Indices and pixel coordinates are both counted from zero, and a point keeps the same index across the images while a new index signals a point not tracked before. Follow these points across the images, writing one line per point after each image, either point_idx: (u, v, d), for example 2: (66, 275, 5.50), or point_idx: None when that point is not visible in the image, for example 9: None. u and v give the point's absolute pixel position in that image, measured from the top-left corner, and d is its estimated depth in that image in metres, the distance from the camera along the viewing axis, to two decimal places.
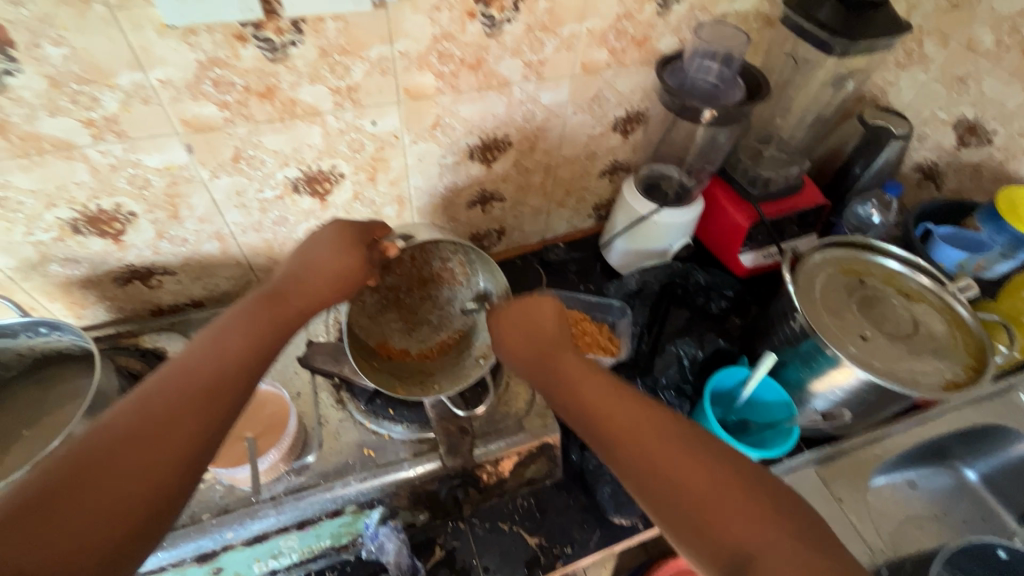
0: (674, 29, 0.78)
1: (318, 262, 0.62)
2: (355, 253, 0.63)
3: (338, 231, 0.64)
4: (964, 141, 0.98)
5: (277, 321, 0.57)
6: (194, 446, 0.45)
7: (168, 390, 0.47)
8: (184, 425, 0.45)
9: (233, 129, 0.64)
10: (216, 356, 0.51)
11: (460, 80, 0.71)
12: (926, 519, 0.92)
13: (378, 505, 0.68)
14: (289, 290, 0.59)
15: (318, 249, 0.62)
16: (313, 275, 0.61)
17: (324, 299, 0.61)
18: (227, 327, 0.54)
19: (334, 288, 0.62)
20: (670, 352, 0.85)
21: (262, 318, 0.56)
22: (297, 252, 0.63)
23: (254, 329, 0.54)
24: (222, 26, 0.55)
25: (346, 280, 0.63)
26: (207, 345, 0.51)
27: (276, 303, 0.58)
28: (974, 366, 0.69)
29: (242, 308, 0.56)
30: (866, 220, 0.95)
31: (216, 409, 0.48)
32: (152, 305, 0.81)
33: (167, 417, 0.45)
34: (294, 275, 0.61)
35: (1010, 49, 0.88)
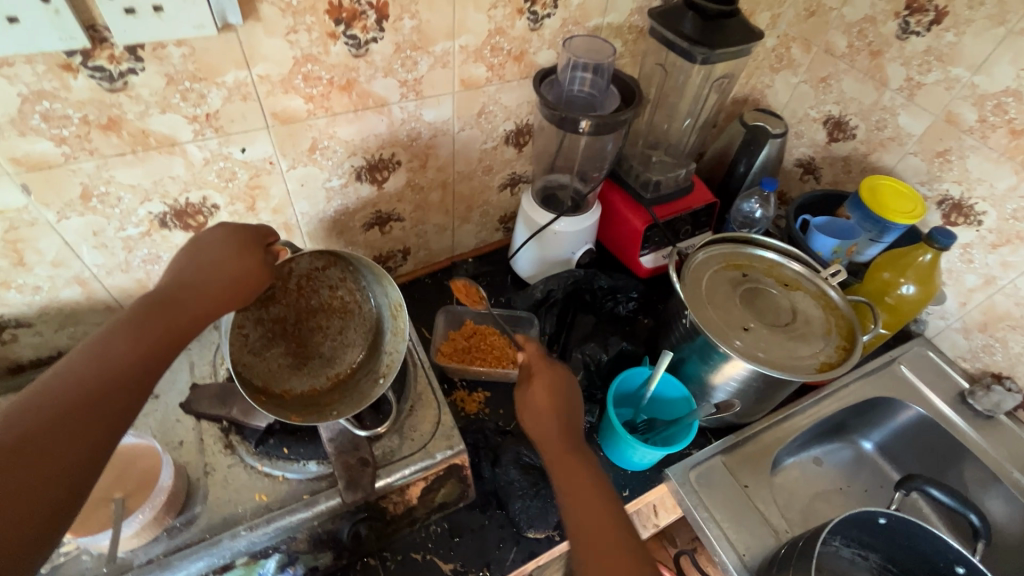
0: (549, 43, 0.80)
1: (213, 265, 0.57)
2: (254, 256, 0.59)
3: (236, 230, 0.59)
4: (833, 136, 1.06)
5: (169, 331, 0.52)
6: (71, 476, 0.44)
7: (40, 411, 0.44)
8: (58, 454, 0.44)
9: (76, 165, 0.59)
10: (97, 372, 0.47)
11: (332, 102, 0.69)
12: (833, 493, 0.96)
13: (274, 552, 0.64)
14: (182, 297, 0.54)
15: (215, 250, 0.57)
16: (209, 279, 0.56)
17: (219, 306, 0.56)
18: (109, 337, 0.49)
19: (234, 292, 0.57)
20: (575, 359, 0.85)
21: (152, 325, 0.51)
22: (190, 250, 0.58)
23: (142, 339, 0.50)
24: (43, 56, 0.51)
25: (247, 284, 0.58)
26: (85, 360, 0.48)
27: (170, 310, 0.53)
28: (846, 346, 0.74)
29: (128, 313, 0.52)
30: (750, 216, 0.99)
31: (95, 433, 0.46)
32: (9, 362, 0.73)
33: (39, 444, 0.43)
34: (187, 280, 0.56)
35: (860, 52, 0.96)
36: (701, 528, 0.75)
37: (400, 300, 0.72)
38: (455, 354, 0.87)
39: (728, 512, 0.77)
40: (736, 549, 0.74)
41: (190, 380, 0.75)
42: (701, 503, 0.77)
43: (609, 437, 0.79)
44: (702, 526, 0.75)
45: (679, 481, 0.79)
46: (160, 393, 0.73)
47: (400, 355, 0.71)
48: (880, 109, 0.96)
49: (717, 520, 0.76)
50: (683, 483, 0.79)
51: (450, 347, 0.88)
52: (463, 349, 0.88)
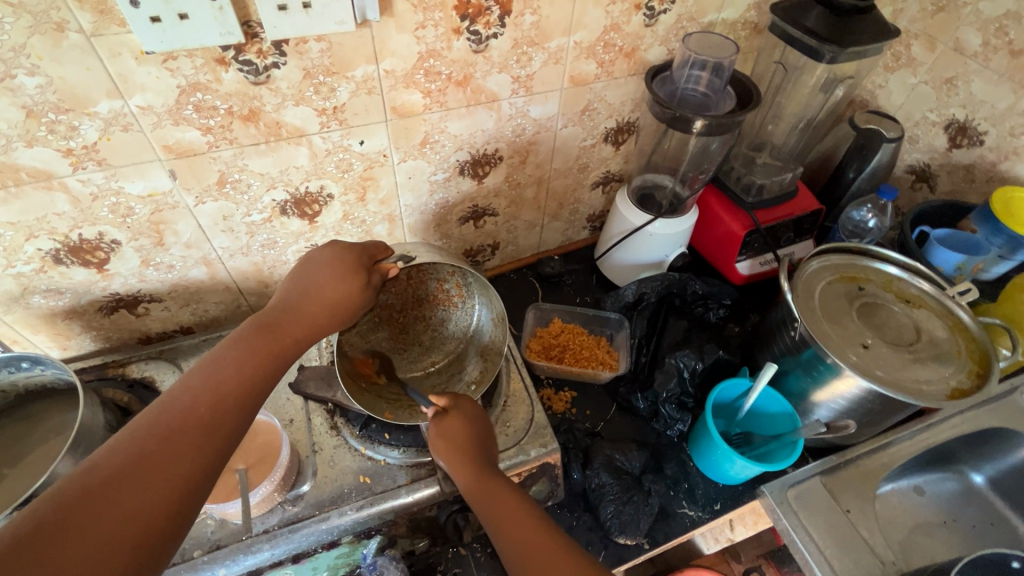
0: (662, 39, 0.78)
1: (316, 290, 0.60)
2: (356, 280, 0.61)
3: (337, 254, 0.62)
4: (955, 142, 0.98)
5: (273, 353, 0.55)
6: (187, 489, 0.45)
7: (160, 426, 0.47)
8: (178, 466, 0.45)
9: (217, 153, 0.62)
10: (210, 390, 0.50)
11: (448, 97, 0.70)
12: (935, 525, 0.90)
13: (375, 534, 0.67)
14: (286, 321, 0.58)
15: (318, 272, 0.61)
16: (310, 302, 0.59)
17: (319, 329, 0.59)
18: (222, 357, 0.53)
19: (332, 316, 0.60)
20: (669, 365, 0.82)
21: (258, 349, 0.55)
22: (296, 274, 0.61)
23: (250, 360, 0.54)
24: (202, 50, 0.54)
25: (345, 307, 0.61)
26: (201, 378, 0.51)
27: (274, 334, 0.56)
28: (979, 372, 0.68)
29: (237, 337, 0.55)
30: (861, 224, 0.94)
31: (210, 449, 0.48)
32: (139, 333, 0.79)
33: (161, 458, 0.45)
34: (290, 302, 0.59)
35: (998, 51, 0.88)
36: (799, 550, 0.72)
37: (503, 313, 0.71)
38: (544, 352, 0.88)
39: (828, 537, 0.73)
40: None
41: (297, 360, 0.78)
42: (800, 524, 0.74)
43: (702, 448, 0.77)
44: (799, 548, 0.72)
45: (776, 499, 0.75)
46: None
47: (494, 372, 0.71)
48: (1017, 114, 0.88)
49: (817, 543, 0.72)
50: (781, 502, 0.75)
51: (539, 345, 0.89)
52: (551, 347, 0.89)
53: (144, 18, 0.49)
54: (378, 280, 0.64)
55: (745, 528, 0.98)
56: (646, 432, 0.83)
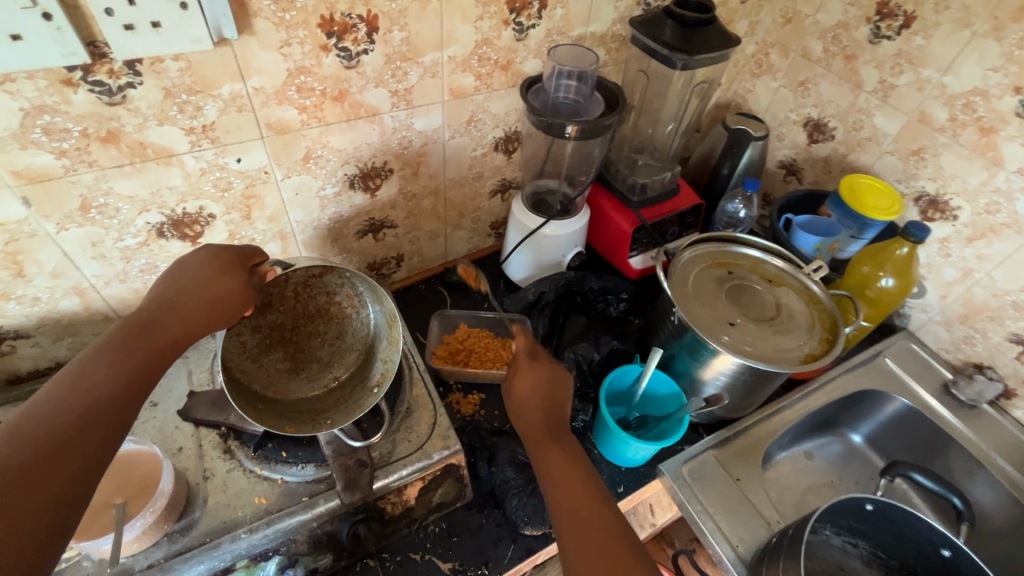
0: (535, 52, 0.83)
1: (193, 288, 0.59)
2: (234, 275, 0.61)
3: (213, 257, 0.62)
4: (813, 138, 1.09)
5: (150, 353, 0.54)
6: (60, 499, 0.43)
7: (20, 442, 0.44)
8: (47, 477, 0.43)
9: (76, 177, 0.60)
10: (76, 397, 0.48)
11: (325, 112, 0.71)
12: (825, 486, 0.98)
13: (274, 555, 0.64)
14: (162, 320, 0.56)
15: (194, 274, 0.60)
16: (188, 301, 0.58)
17: (203, 325, 0.58)
18: (87, 365, 0.51)
19: (213, 313, 0.59)
20: (568, 358, 0.86)
21: (131, 351, 0.53)
22: (169, 276, 0.60)
23: (120, 365, 0.52)
24: (44, 71, 0.52)
25: (225, 304, 0.60)
26: (65, 388, 0.48)
27: (149, 333, 0.55)
28: (829, 339, 0.76)
29: (105, 342, 0.53)
30: (734, 216, 1.02)
31: (80, 458, 0.46)
32: (7, 374, 0.74)
33: (34, 467, 0.43)
34: (164, 303, 0.58)
35: (835, 56, 0.99)
36: (695, 522, 0.77)
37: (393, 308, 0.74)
38: (450, 357, 0.89)
39: (720, 505, 0.79)
40: (730, 541, 0.75)
41: (189, 388, 0.76)
42: (694, 497, 0.79)
43: (602, 435, 0.80)
44: (695, 520, 0.77)
45: (672, 476, 0.80)
46: (158, 401, 0.74)
47: (394, 363, 0.72)
48: (856, 110, 1.00)
49: (711, 513, 0.78)
50: (677, 478, 0.80)
51: (445, 351, 0.90)
52: (457, 352, 0.90)
53: None
54: (258, 283, 0.64)
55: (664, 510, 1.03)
56: None
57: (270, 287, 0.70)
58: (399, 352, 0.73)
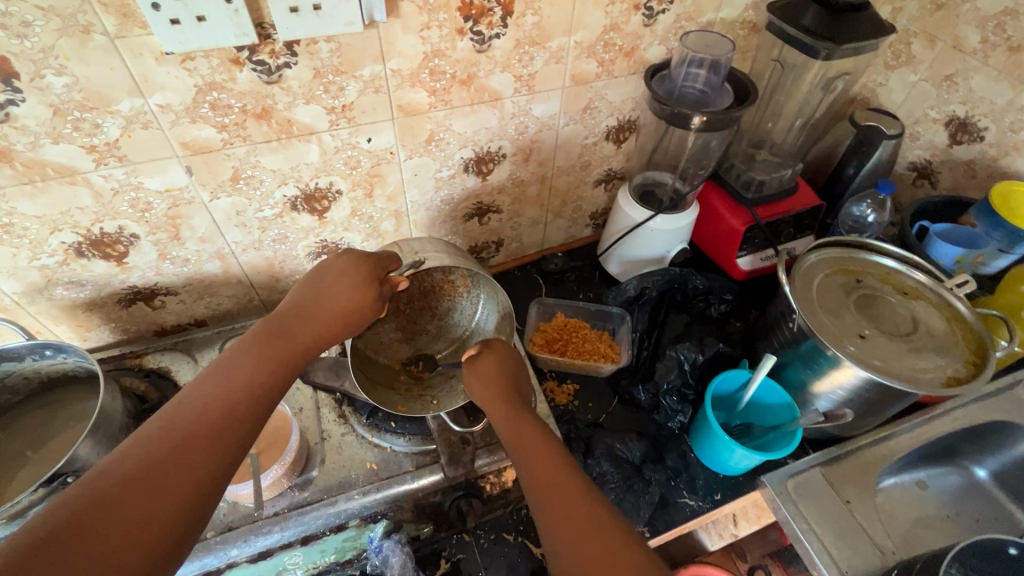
0: (661, 38, 0.80)
1: (325, 298, 0.61)
2: (367, 290, 0.62)
3: (351, 264, 0.62)
4: (956, 138, 0.99)
5: (283, 360, 0.56)
6: (194, 501, 0.45)
7: (166, 440, 0.46)
8: (186, 474, 0.45)
9: (231, 150, 0.65)
10: (216, 403, 0.50)
11: (452, 96, 0.72)
12: (939, 520, 0.90)
13: (382, 518, 0.68)
14: (297, 328, 0.59)
15: (331, 281, 0.61)
16: (320, 311, 0.60)
17: (331, 336, 0.60)
18: (231, 366, 0.53)
19: (341, 324, 0.61)
20: (669, 358, 0.84)
21: (268, 356, 0.55)
22: (308, 281, 0.63)
23: (259, 371, 0.54)
24: (218, 51, 0.56)
25: (353, 317, 0.61)
26: (211, 386, 0.51)
27: (284, 340, 0.57)
28: (975, 361, 0.69)
29: (247, 343, 0.56)
30: (860, 220, 0.95)
31: (214, 462, 0.47)
32: (155, 326, 0.82)
33: (173, 466, 0.45)
34: (300, 310, 0.60)
35: (996, 47, 0.89)
36: (799, 540, 0.73)
37: (507, 307, 0.73)
38: (547, 345, 0.89)
39: (827, 526, 0.74)
40: (838, 566, 0.71)
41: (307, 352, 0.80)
42: (799, 514, 0.74)
43: (702, 439, 0.78)
44: (799, 537, 0.73)
45: (776, 489, 0.76)
46: None
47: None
48: (1016, 109, 0.89)
49: (816, 533, 0.73)
50: (781, 492, 0.76)
51: (542, 339, 0.90)
52: (554, 341, 0.90)
53: (164, 20, 0.51)
54: (389, 292, 0.64)
55: (750, 522, 0.98)
56: (647, 424, 0.84)
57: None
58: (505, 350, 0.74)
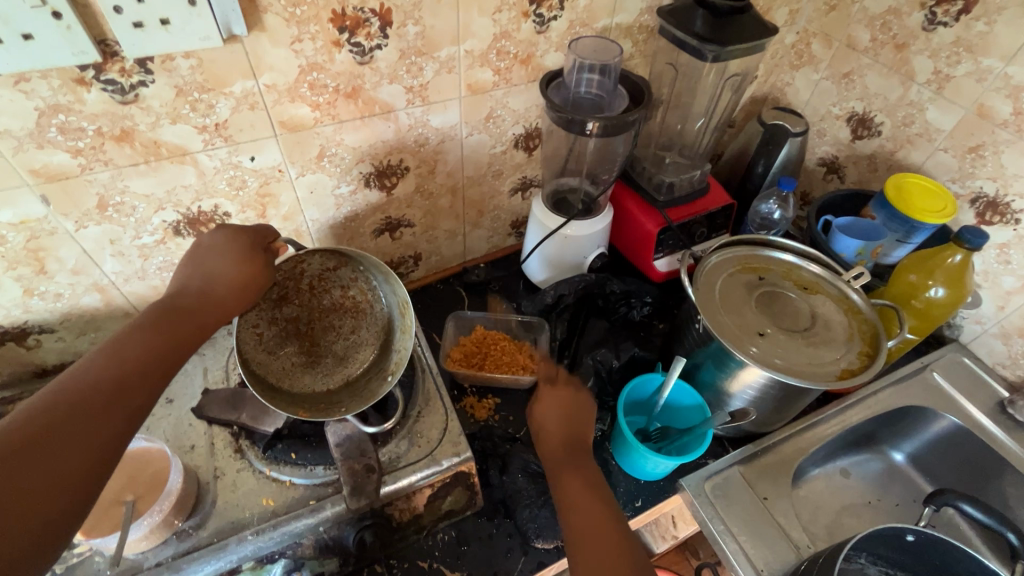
0: (557, 45, 0.79)
1: (215, 271, 0.62)
2: (256, 258, 0.64)
3: (230, 237, 0.64)
4: (857, 134, 1.02)
5: (183, 334, 0.57)
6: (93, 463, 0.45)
7: (57, 410, 0.45)
8: (84, 438, 0.45)
9: (92, 175, 0.61)
10: (111, 373, 0.50)
11: (339, 109, 0.70)
12: (861, 507, 0.92)
13: (280, 558, 0.64)
14: (189, 305, 0.59)
15: (216, 260, 0.62)
16: (214, 284, 0.61)
17: (228, 309, 0.61)
18: (124, 341, 0.53)
19: (238, 297, 0.62)
20: (587, 365, 0.83)
21: (164, 331, 0.56)
22: (190, 260, 0.63)
23: (155, 344, 0.54)
24: (58, 71, 0.52)
25: (247, 289, 0.63)
26: (103, 359, 0.50)
27: (181, 316, 0.58)
28: (870, 353, 0.70)
29: (140, 322, 0.56)
30: (768, 217, 0.96)
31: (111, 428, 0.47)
32: (33, 367, 0.76)
33: (64, 431, 0.44)
34: (192, 287, 0.61)
35: (884, 45, 0.92)
36: (717, 542, 0.73)
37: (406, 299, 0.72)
38: (465, 360, 0.87)
39: (745, 526, 0.74)
40: (755, 565, 0.71)
41: (203, 385, 0.76)
42: (717, 515, 0.74)
43: (620, 447, 0.77)
44: (716, 539, 0.73)
45: (693, 492, 0.76)
46: (174, 397, 0.74)
47: (406, 352, 0.72)
48: (906, 104, 0.92)
49: (733, 533, 0.73)
50: (698, 494, 0.76)
51: (460, 353, 0.88)
52: (473, 355, 0.88)
53: None
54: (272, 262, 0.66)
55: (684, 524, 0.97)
56: None
57: (286, 279, 0.71)
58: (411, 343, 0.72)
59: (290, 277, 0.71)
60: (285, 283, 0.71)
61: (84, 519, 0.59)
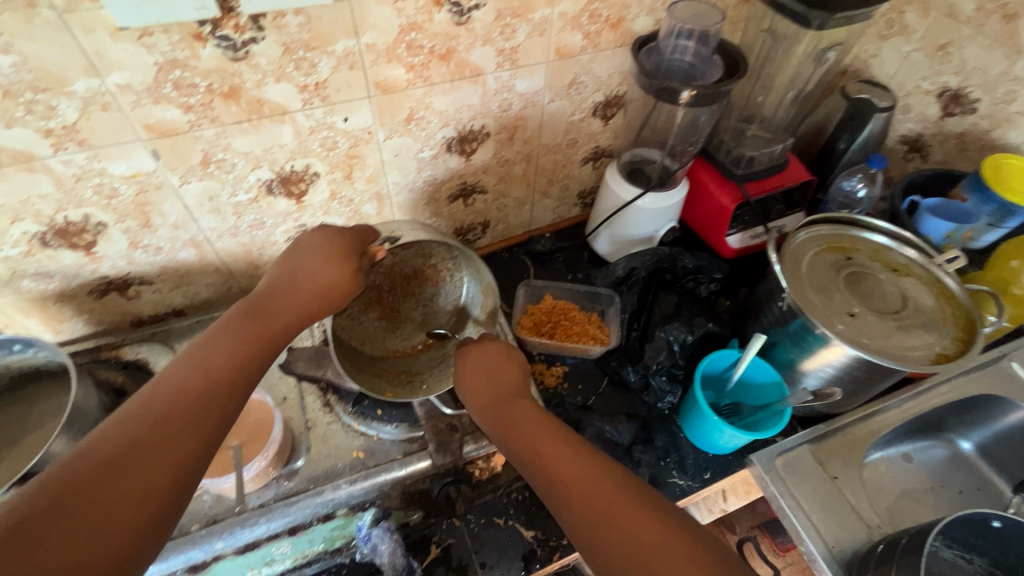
0: (649, 9, 0.77)
1: (301, 275, 0.61)
2: (343, 264, 0.62)
3: (325, 241, 0.63)
4: (948, 111, 0.97)
5: (263, 334, 0.56)
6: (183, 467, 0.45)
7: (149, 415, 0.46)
8: (174, 443, 0.46)
9: (200, 132, 0.62)
10: (202, 375, 0.50)
11: (431, 72, 0.69)
12: (923, 492, 0.91)
13: (370, 507, 0.68)
14: (272, 305, 0.59)
15: (305, 260, 0.62)
16: (298, 288, 0.60)
17: (309, 312, 0.60)
18: (210, 343, 0.53)
19: (321, 301, 0.61)
20: (659, 339, 0.84)
21: (245, 333, 0.55)
22: (282, 261, 0.62)
23: (238, 344, 0.54)
24: (178, 26, 0.53)
25: (332, 292, 0.61)
26: (191, 362, 0.51)
27: (262, 317, 0.57)
28: (964, 338, 0.69)
29: (223, 324, 0.56)
30: (852, 195, 0.94)
31: (201, 429, 0.47)
32: (131, 316, 0.79)
33: (158, 436, 0.45)
34: (275, 287, 0.60)
35: (992, 15, 0.86)
36: (787, 516, 0.73)
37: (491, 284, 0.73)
38: (536, 328, 0.88)
39: (816, 503, 0.75)
40: (825, 541, 0.72)
41: (289, 340, 0.79)
42: (787, 491, 0.75)
43: (692, 419, 0.78)
44: (788, 514, 0.73)
45: (764, 467, 0.77)
46: None
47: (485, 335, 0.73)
48: (1009, 80, 0.86)
49: (804, 509, 0.74)
50: (769, 470, 0.76)
51: (530, 322, 0.89)
52: (543, 323, 0.89)
53: None
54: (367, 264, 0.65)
55: (737, 498, 0.97)
56: (636, 404, 0.84)
57: None
58: (493, 328, 0.73)
59: None
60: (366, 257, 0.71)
61: None
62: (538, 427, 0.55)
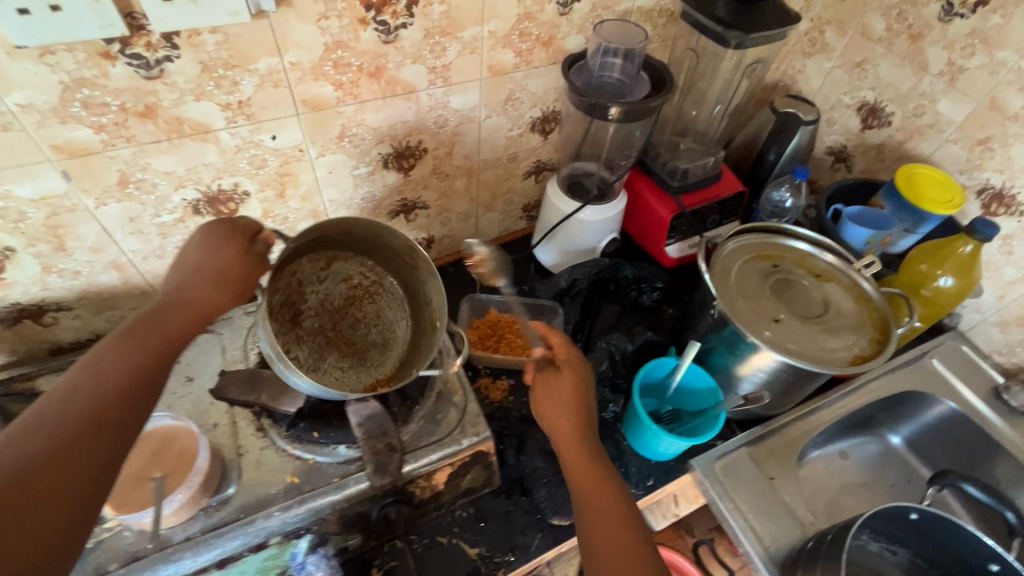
0: (578, 28, 0.79)
1: (196, 267, 0.59)
2: (231, 247, 0.61)
3: (212, 231, 0.61)
4: (867, 123, 1.02)
5: (162, 336, 0.55)
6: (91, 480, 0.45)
7: (45, 431, 0.45)
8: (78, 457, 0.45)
9: (114, 152, 0.60)
10: (99, 386, 0.49)
11: (361, 89, 0.69)
12: (858, 487, 0.95)
13: (306, 533, 0.66)
14: (172, 303, 0.57)
15: (198, 251, 0.60)
16: (196, 281, 0.59)
17: (214, 303, 0.59)
18: (103, 353, 0.52)
19: (222, 289, 0.60)
20: (600, 349, 0.86)
21: (141, 336, 0.54)
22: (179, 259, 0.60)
23: (135, 349, 0.53)
24: (84, 44, 0.51)
25: (232, 276, 0.60)
26: (84, 374, 0.50)
27: (160, 318, 0.56)
28: (879, 339, 0.72)
29: (118, 331, 0.54)
30: (780, 205, 0.98)
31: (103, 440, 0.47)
32: (50, 344, 0.75)
33: (59, 451, 0.45)
34: (175, 285, 0.59)
35: (899, 35, 0.92)
36: (726, 519, 0.75)
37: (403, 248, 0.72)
38: (480, 342, 0.88)
39: (753, 504, 0.77)
40: (762, 541, 0.74)
41: (222, 364, 0.76)
42: (726, 494, 0.77)
43: (633, 428, 0.79)
44: (726, 517, 0.75)
45: (704, 472, 0.79)
46: (193, 376, 0.74)
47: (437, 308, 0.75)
48: (918, 95, 0.92)
49: (742, 511, 0.76)
50: (709, 474, 0.78)
51: (475, 336, 0.89)
52: (486, 337, 0.89)
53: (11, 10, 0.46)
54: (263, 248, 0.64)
55: None
56: None
57: (288, 296, 0.71)
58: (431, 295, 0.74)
59: (289, 292, 0.72)
60: (288, 301, 0.72)
61: (113, 495, 0.60)
62: (589, 471, 0.61)
